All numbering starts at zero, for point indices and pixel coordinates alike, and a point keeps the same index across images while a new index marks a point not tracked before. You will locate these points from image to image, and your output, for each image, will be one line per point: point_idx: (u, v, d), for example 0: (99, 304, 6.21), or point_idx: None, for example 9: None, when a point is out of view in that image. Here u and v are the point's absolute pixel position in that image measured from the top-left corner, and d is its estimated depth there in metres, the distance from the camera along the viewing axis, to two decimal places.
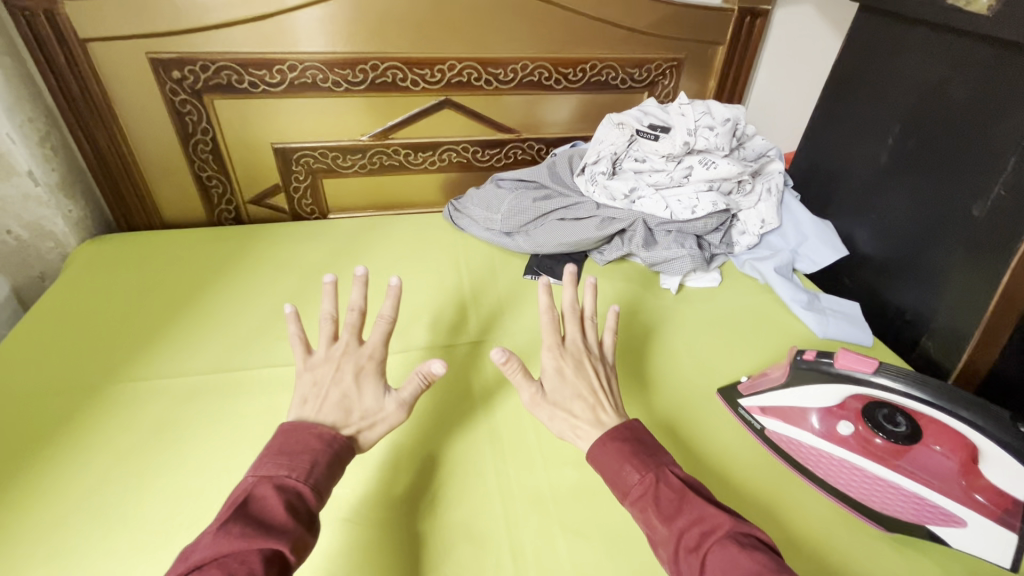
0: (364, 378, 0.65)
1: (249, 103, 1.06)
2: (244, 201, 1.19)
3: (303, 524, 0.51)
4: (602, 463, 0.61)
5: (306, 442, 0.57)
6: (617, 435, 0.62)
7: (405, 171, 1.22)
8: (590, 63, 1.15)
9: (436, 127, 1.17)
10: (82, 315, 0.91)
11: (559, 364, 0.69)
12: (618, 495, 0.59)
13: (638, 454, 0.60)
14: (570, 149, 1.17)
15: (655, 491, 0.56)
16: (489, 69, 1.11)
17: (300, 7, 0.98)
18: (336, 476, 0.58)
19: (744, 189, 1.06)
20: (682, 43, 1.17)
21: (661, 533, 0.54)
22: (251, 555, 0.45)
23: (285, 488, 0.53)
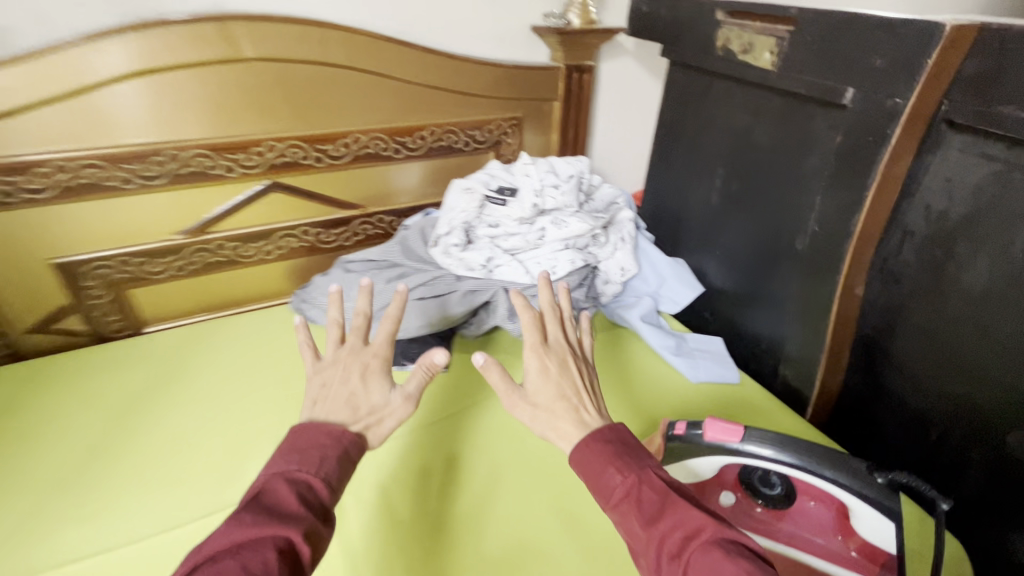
0: (369, 383, 0.61)
1: (6, 216, 0.85)
2: (21, 332, 0.94)
3: (318, 519, 0.47)
4: (582, 464, 0.56)
5: (315, 435, 0.54)
6: (602, 436, 0.57)
7: (236, 266, 1.06)
8: (428, 130, 1.10)
9: (265, 214, 1.04)
10: None
11: (542, 364, 0.65)
12: (597, 499, 0.54)
13: (620, 457, 0.55)
14: (422, 219, 1.10)
15: (638, 493, 0.52)
16: (317, 146, 1.01)
17: (99, 85, 0.83)
18: (348, 474, 0.54)
19: (599, 241, 1.05)
20: (518, 102, 1.17)
21: (642, 539, 0.49)
22: (263, 546, 0.42)
23: (297, 481, 0.49)
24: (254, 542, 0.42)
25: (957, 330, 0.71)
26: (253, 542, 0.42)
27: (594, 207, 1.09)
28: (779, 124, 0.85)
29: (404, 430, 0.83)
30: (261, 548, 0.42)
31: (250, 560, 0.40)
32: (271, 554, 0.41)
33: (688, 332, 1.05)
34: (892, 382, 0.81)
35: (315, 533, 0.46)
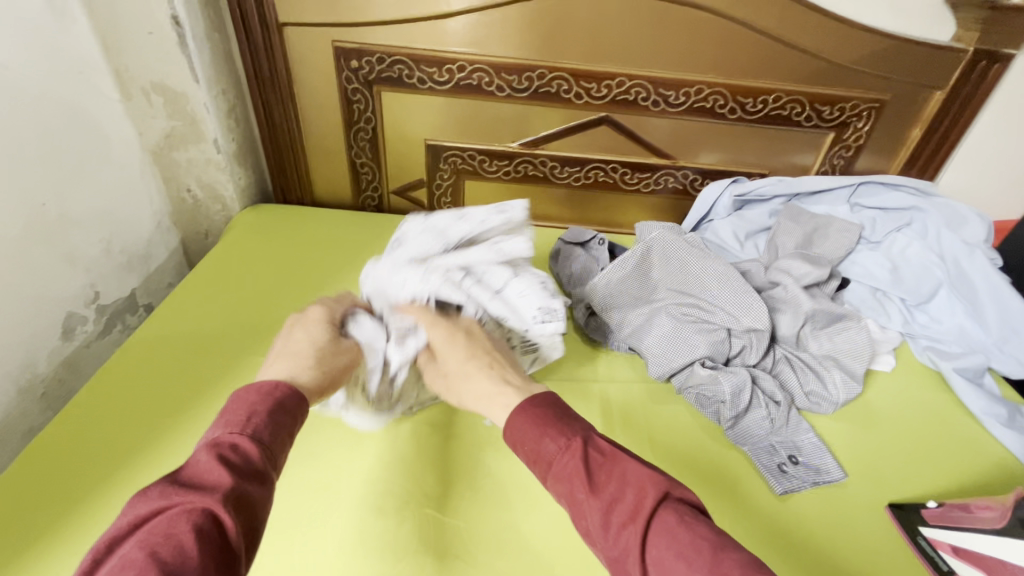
0: (314, 335, 0.62)
1: (413, 98, 1.07)
2: (389, 190, 1.21)
3: (243, 478, 0.44)
4: (517, 431, 0.53)
5: (248, 390, 0.51)
6: (538, 400, 0.55)
7: (547, 183, 1.18)
8: (774, 94, 1.02)
9: (588, 142, 1.11)
10: (243, 284, 1.00)
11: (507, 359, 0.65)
12: (533, 465, 0.52)
13: (557, 422, 0.53)
14: (732, 187, 1.08)
15: (580, 459, 0.49)
16: (660, 90, 1.03)
17: (449, 16, 0.97)
18: (291, 426, 0.51)
19: (682, 347, 0.80)
20: (892, 83, 1.01)
21: (591, 509, 0.47)
22: (177, 525, 0.39)
23: (219, 445, 0.46)
24: (168, 521, 0.40)
25: None
26: (170, 518, 0.40)
27: (686, 344, 0.80)
28: None
29: None
30: (174, 524, 0.40)
31: (161, 539, 0.39)
32: (186, 523, 0.40)
33: None
34: None
35: (241, 496, 0.43)
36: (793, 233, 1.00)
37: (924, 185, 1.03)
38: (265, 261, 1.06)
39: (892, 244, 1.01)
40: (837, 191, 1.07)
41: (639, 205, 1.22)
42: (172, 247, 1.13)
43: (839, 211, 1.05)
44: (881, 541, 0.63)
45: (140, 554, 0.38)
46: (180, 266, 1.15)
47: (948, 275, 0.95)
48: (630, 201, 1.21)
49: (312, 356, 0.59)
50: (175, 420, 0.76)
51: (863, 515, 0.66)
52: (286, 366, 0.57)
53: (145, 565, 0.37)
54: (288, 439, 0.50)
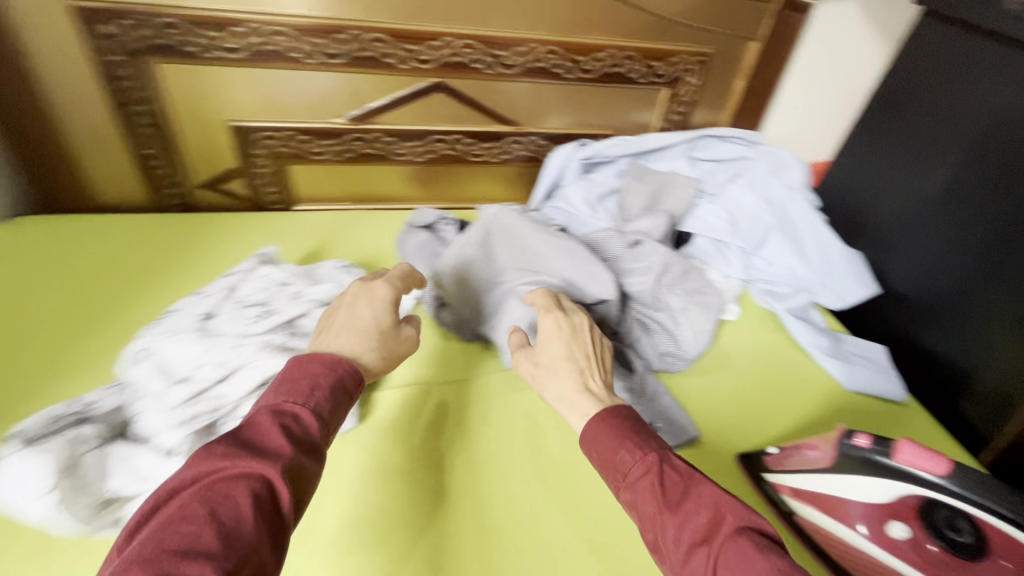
0: (378, 314, 0.62)
1: (201, 70, 0.88)
2: (194, 184, 1.00)
3: (302, 450, 0.46)
4: (593, 445, 0.56)
5: (314, 360, 0.53)
6: (627, 415, 0.57)
7: (387, 161, 1.05)
8: (607, 51, 0.99)
9: (424, 113, 1.01)
10: None
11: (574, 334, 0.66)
12: (611, 480, 0.53)
13: (634, 437, 0.54)
14: (578, 150, 1.05)
15: (654, 474, 0.51)
16: (492, 51, 0.95)
17: None
18: (343, 406, 0.53)
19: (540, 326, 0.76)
20: (713, 36, 1.02)
21: (663, 523, 0.47)
22: (235, 489, 0.41)
23: (282, 413, 0.48)
24: (227, 484, 0.41)
25: None
26: (229, 479, 0.42)
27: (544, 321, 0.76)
28: None
29: None
30: (232, 486, 0.41)
31: (218, 502, 0.40)
32: (245, 487, 0.41)
33: (845, 334, 0.93)
34: None
35: (297, 468, 0.45)
36: (639, 193, 1.00)
37: (749, 137, 1.08)
38: (61, 277, 0.84)
39: (728, 195, 1.04)
40: (677, 148, 1.08)
41: (490, 177, 1.14)
42: None
43: (680, 167, 1.06)
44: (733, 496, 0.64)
45: (201, 509, 0.40)
46: None
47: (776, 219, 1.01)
48: (481, 173, 1.13)
49: (377, 338, 0.60)
50: None
51: (715, 470, 0.67)
52: (350, 345, 0.58)
53: (204, 523, 0.39)
54: (341, 414, 0.52)
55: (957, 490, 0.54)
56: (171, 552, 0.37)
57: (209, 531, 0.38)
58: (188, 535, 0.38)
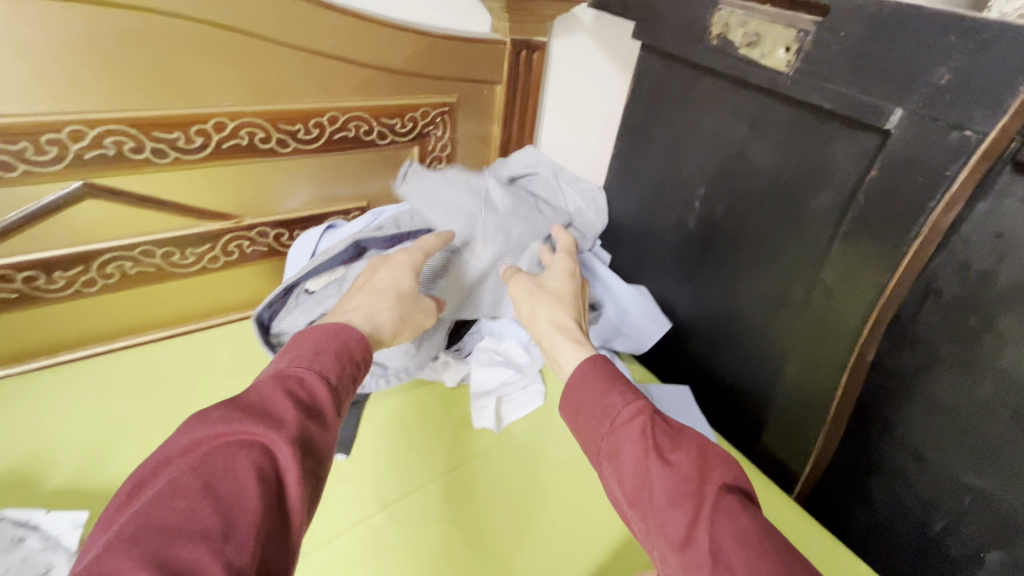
0: (402, 280, 0.66)
1: None
2: None
3: (308, 420, 0.44)
4: (585, 385, 0.52)
5: (318, 330, 0.52)
6: (613, 364, 0.54)
7: (36, 304, 0.73)
8: (327, 115, 0.81)
9: (78, 228, 0.71)
10: None
11: (565, 265, 0.71)
12: (595, 422, 0.50)
13: (624, 384, 0.51)
14: (323, 236, 0.85)
15: (645, 421, 0.47)
16: (156, 135, 0.69)
17: None
18: (351, 375, 0.51)
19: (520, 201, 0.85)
20: (451, 83, 0.90)
21: (648, 467, 0.44)
22: (234, 458, 0.38)
23: (289, 380, 0.46)
24: (225, 453, 0.39)
25: (988, 417, 0.57)
26: (228, 445, 0.39)
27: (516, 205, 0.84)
28: (784, 140, 0.68)
29: None
30: (231, 457, 0.39)
31: (217, 472, 0.38)
32: (247, 459, 0.39)
33: (653, 383, 0.87)
34: (902, 467, 0.67)
35: (306, 435, 0.43)
36: None
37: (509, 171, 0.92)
38: None
39: (480, 230, 0.81)
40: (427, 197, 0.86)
41: (216, 287, 0.86)
42: None
43: None
44: None
45: (197, 481, 0.37)
46: None
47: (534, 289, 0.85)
48: (201, 285, 0.85)
49: (399, 311, 0.62)
50: None
51: None
52: (368, 314, 0.59)
53: (201, 496, 0.36)
54: (349, 385, 0.50)
55: None
56: (160, 527, 0.34)
57: (206, 505, 0.36)
58: (181, 508, 0.35)
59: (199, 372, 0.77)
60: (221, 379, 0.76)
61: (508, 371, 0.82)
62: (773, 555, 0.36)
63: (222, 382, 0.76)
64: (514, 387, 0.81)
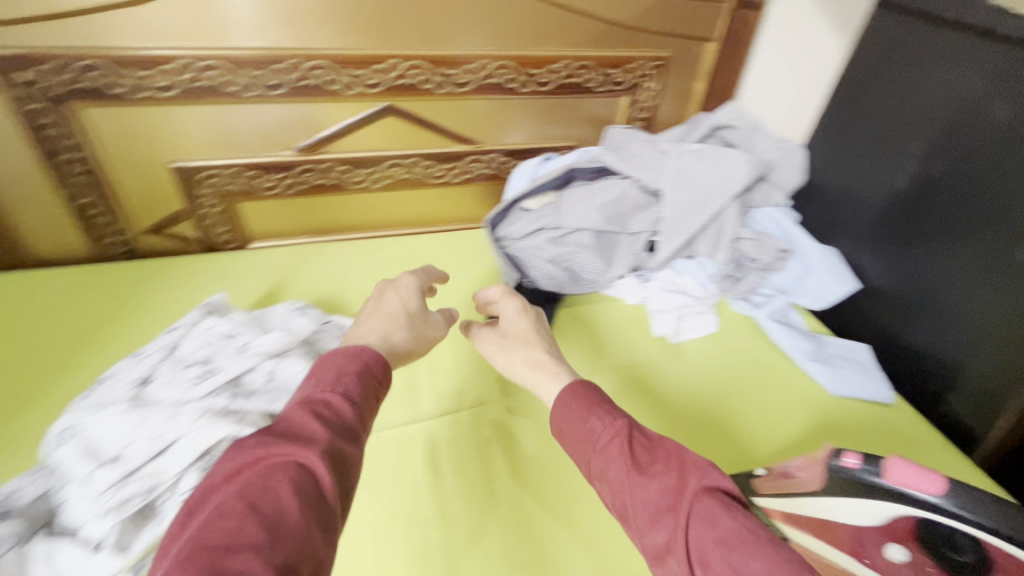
0: (409, 300, 0.62)
1: (134, 111, 0.83)
2: (141, 230, 0.95)
3: (342, 436, 0.42)
4: (563, 410, 0.51)
5: (336, 353, 0.48)
6: (587, 385, 0.53)
7: (343, 191, 1.01)
8: (561, 62, 0.96)
9: (378, 138, 0.96)
10: None
11: (520, 308, 0.68)
12: (578, 448, 0.49)
13: (605, 403, 0.51)
14: (542, 166, 1.02)
15: (625, 438, 0.46)
16: (442, 70, 0.91)
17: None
18: (377, 393, 0.48)
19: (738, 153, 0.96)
20: (668, 39, 1.00)
21: (629, 486, 0.43)
22: (270, 482, 0.37)
23: (314, 402, 0.43)
24: (261, 479, 0.37)
25: None
26: (263, 472, 0.38)
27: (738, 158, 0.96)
28: None
29: (501, 395, 0.77)
30: (269, 479, 0.37)
31: (255, 494, 0.36)
32: (284, 480, 0.37)
33: (827, 335, 0.90)
34: None
35: (338, 453, 0.41)
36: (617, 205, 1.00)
37: (713, 122, 0.97)
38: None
39: (668, 177, 0.90)
40: (633, 138, 0.97)
41: (452, 198, 1.09)
42: None
43: None
44: None
45: (238, 503, 0.35)
46: None
47: (721, 228, 0.92)
48: (442, 196, 1.08)
49: (412, 328, 0.59)
50: None
51: None
52: (383, 330, 0.56)
53: (244, 518, 0.34)
54: (375, 404, 0.47)
55: (957, 509, 0.51)
56: (210, 549, 0.32)
57: (252, 523, 0.34)
58: (228, 530, 0.34)
59: (439, 257, 1.00)
60: (454, 267, 0.98)
61: (685, 298, 0.92)
62: (769, 551, 0.36)
63: (454, 268, 0.98)
64: (690, 312, 0.91)
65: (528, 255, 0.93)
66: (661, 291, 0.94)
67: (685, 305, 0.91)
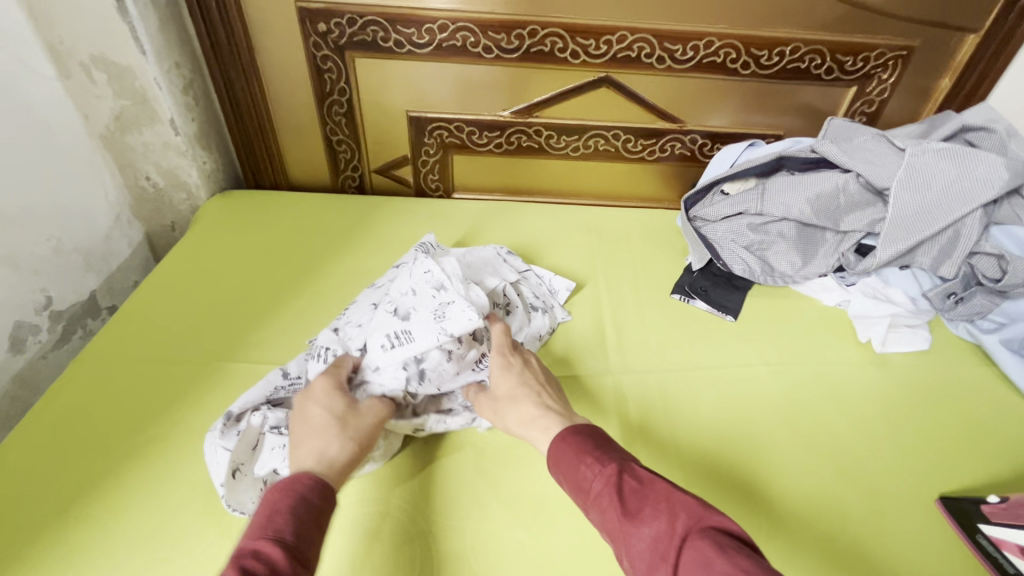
0: (332, 407, 0.58)
1: (392, 64, 0.95)
2: (370, 169, 1.10)
3: None
4: (553, 465, 0.49)
5: (270, 491, 0.48)
6: (573, 431, 0.50)
7: (543, 155, 1.07)
8: (792, 45, 0.92)
9: (587, 109, 1.01)
10: (223, 274, 0.92)
11: (503, 363, 0.63)
12: (575, 499, 0.47)
13: (595, 448, 0.48)
14: (745, 150, 0.99)
15: (613, 484, 0.44)
16: (665, 45, 0.92)
17: None
18: (315, 526, 0.46)
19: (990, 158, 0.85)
20: (920, 26, 0.91)
21: (625, 539, 0.41)
22: None
23: (243, 554, 0.41)
24: None
25: None
26: None
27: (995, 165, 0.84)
28: None
29: (686, 365, 0.78)
30: None
31: None
32: None
33: None
34: None
35: None
36: None
37: (963, 121, 0.87)
38: (266, 245, 0.98)
39: (901, 173, 0.82)
40: (859, 131, 0.90)
41: (641, 174, 1.11)
42: (134, 241, 1.04)
43: None
44: (934, 541, 0.60)
45: None
46: (143, 263, 1.07)
47: (955, 239, 0.83)
48: (632, 171, 1.10)
49: (343, 429, 0.56)
50: (142, 441, 0.68)
51: (913, 512, 0.62)
52: (327, 446, 0.53)
53: None
54: (313, 539, 0.45)
55: None
56: None
57: None
58: None
59: (624, 228, 1.03)
60: (639, 240, 1.01)
61: (895, 306, 0.85)
62: None
63: (639, 241, 1.00)
64: (900, 322, 0.83)
65: (722, 238, 0.93)
66: (865, 293, 0.88)
67: (898, 314, 0.84)
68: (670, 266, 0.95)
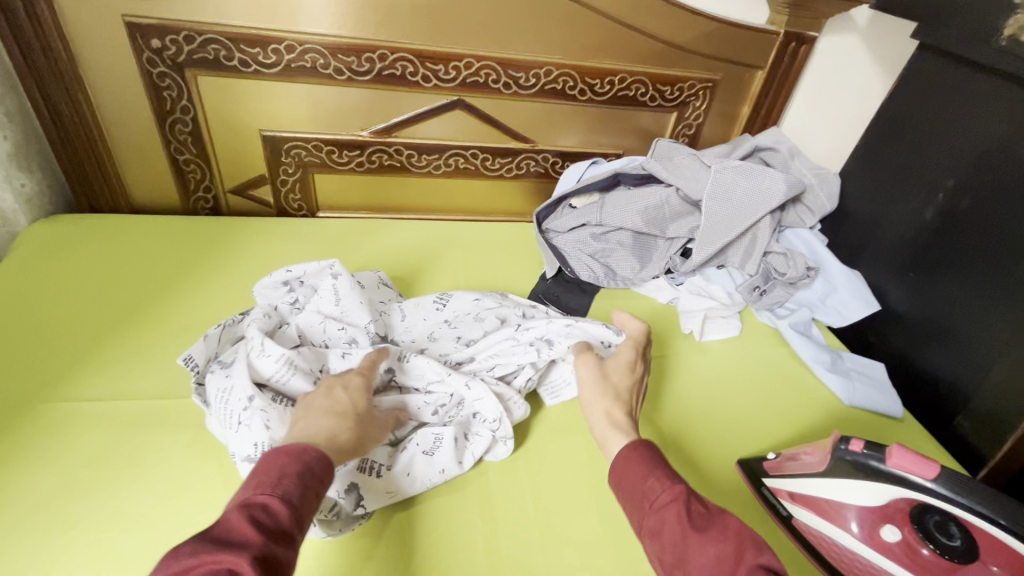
0: (356, 398, 0.59)
1: (238, 83, 0.93)
2: (225, 190, 1.06)
3: (272, 539, 0.41)
4: (621, 472, 0.52)
5: (276, 452, 0.48)
6: (644, 445, 0.53)
7: (406, 174, 1.10)
8: (619, 75, 1.04)
9: (444, 129, 1.06)
10: (44, 305, 0.83)
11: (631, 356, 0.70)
12: (632, 507, 0.50)
13: (666, 467, 0.51)
14: (589, 167, 1.10)
15: (682, 505, 0.47)
16: (510, 72, 1.00)
17: None
18: (318, 492, 0.47)
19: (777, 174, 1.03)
20: (720, 63, 1.08)
21: (686, 549, 0.45)
22: None
23: (252, 506, 0.43)
24: None
25: None
26: None
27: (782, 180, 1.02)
28: None
29: None
30: None
31: None
32: None
33: (845, 351, 0.96)
34: None
35: (269, 559, 0.40)
36: None
37: (755, 142, 1.04)
38: (100, 272, 0.90)
39: (709, 187, 0.96)
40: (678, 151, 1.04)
41: (502, 190, 1.18)
42: None
43: None
44: (733, 498, 0.70)
45: None
46: None
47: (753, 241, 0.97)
48: (494, 187, 1.17)
49: (355, 420, 0.57)
50: None
51: (718, 475, 0.72)
52: (328, 426, 0.54)
53: None
54: (314, 503, 0.47)
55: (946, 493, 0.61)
56: None
57: None
58: None
59: (486, 241, 1.09)
60: (500, 251, 1.07)
61: (711, 301, 0.98)
62: None
63: (501, 253, 1.06)
64: (714, 314, 0.97)
65: (570, 247, 1.02)
66: (689, 290, 1.01)
67: (712, 306, 0.97)
68: (527, 275, 1.02)
